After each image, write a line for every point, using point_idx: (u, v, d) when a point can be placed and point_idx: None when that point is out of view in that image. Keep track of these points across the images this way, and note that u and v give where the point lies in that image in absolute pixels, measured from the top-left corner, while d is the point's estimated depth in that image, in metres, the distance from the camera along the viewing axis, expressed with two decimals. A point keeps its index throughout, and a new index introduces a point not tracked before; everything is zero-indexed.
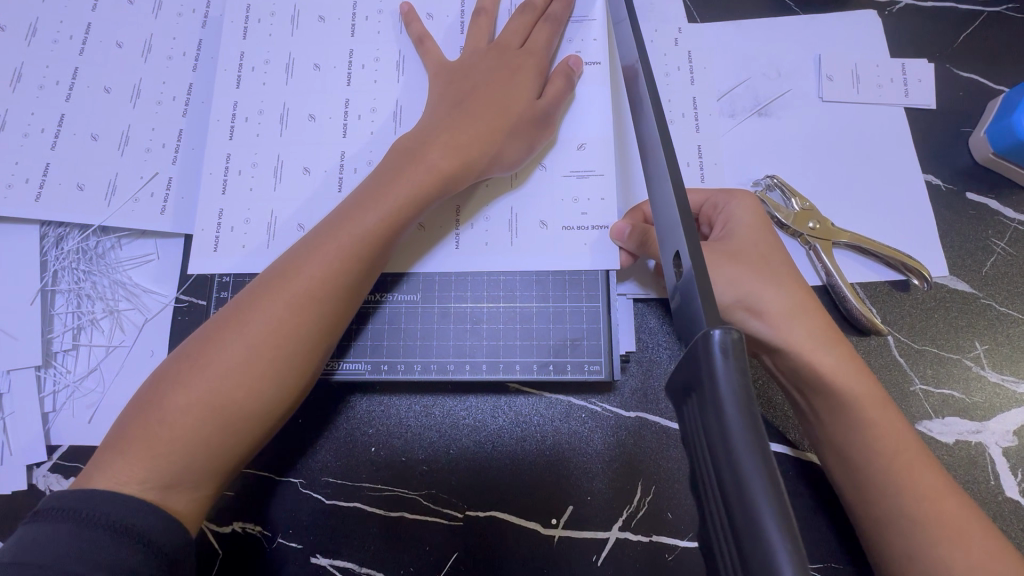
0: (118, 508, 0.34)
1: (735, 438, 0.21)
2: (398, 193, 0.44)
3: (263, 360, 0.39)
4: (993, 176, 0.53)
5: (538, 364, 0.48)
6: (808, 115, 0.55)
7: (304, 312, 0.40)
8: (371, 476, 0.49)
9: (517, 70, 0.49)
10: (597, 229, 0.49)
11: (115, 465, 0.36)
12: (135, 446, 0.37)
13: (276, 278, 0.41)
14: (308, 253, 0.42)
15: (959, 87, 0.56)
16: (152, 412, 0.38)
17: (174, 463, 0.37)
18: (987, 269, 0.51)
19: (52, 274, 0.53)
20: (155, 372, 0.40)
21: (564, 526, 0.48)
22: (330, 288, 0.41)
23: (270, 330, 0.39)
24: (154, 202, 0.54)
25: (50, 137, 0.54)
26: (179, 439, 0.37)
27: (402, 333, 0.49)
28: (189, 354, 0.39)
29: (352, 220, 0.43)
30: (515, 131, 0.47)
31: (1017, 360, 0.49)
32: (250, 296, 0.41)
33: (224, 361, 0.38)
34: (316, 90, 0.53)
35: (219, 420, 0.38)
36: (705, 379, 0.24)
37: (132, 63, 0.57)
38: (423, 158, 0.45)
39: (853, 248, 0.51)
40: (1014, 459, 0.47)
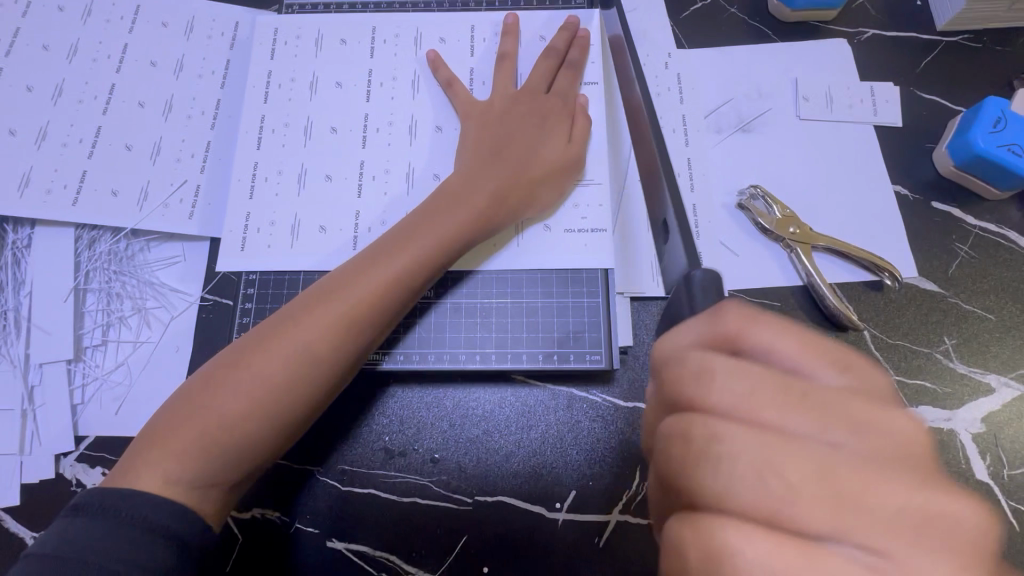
0: (159, 511, 0.37)
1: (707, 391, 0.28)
2: (436, 232, 0.47)
3: (313, 380, 0.42)
4: (955, 187, 0.58)
5: (544, 357, 0.52)
6: (787, 132, 0.60)
7: (353, 336, 0.44)
8: (385, 463, 0.52)
9: (548, 116, 0.54)
10: (595, 232, 0.53)
11: (161, 463, 0.39)
12: (183, 446, 0.39)
13: (326, 295, 0.44)
14: (355, 275, 0.45)
15: (922, 107, 0.61)
16: (201, 413, 0.40)
17: (220, 467, 0.40)
18: (953, 270, 0.56)
19: (85, 274, 0.56)
20: (203, 368, 0.43)
21: (568, 510, 0.51)
22: (373, 314, 0.44)
23: (320, 350, 0.42)
24: (183, 207, 0.57)
25: (87, 148, 0.58)
26: (228, 446, 0.40)
27: (420, 328, 0.53)
28: (239, 358, 0.42)
29: (395, 252, 0.46)
30: (546, 180, 0.52)
31: (982, 353, 0.54)
32: (300, 309, 0.44)
33: (273, 373, 0.41)
34: (338, 105, 0.58)
35: (264, 429, 0.41)
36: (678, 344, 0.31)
37: (165, 80, 0.61)
38: (464, 202, 0.49)
39: (831, 251, 0.56)
40: (982, 445, 0.51)
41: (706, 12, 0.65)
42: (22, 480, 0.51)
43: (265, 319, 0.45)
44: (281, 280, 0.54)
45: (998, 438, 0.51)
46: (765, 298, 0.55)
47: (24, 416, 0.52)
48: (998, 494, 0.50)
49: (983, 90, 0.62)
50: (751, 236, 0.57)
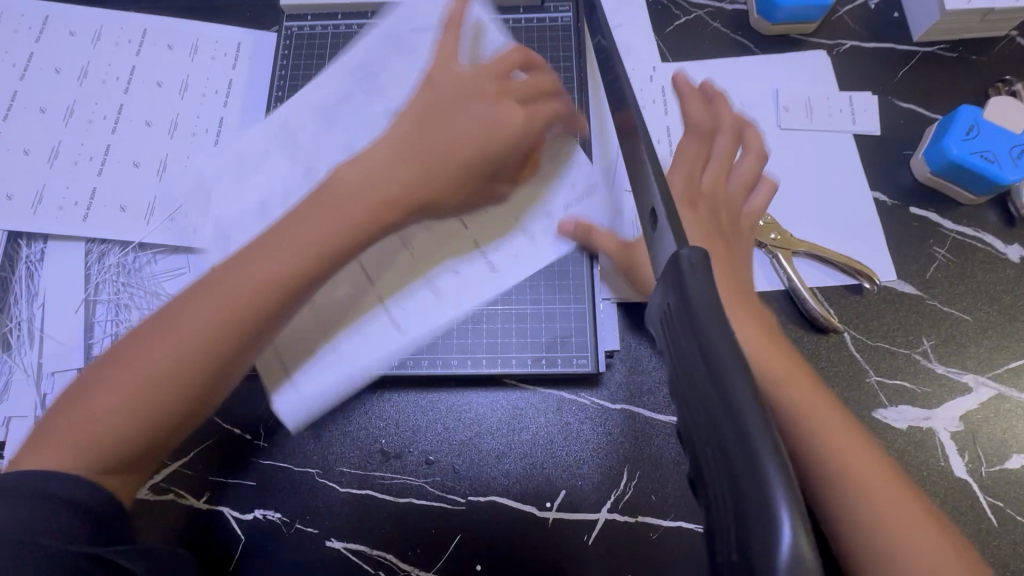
0: (50, 483, 0.39)
1: (736, 398, 0.23)
2: (343, 220, 0.46)
3: (166, 371, 0.42)
4: (932, 192, 0.60)
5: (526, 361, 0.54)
6: (768, 141, 0.62)
7: (223, 329, 0.43)
8: (381, 465, 0.54)
9: (522, 134, 0.55)
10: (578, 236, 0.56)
11: (51, 449, 0.41)
12: (62, 435, 0.41)
13: (206, 288, 0.44)
14: (243, 265, 0.45)
15: (900, 116, 0.63)
16: (87, 405, 0.42)
17: (95, 456, 0.41)
18: (930, 273, 0.57)
19: (94, 286, 0.59)
20: (109, 357, 0.44)
21: (558, 509, 0.52)
22: (255, 307, 0.43)
23: (193, 342, 0.43)
24: (188, 221, 0.60)
25: (96, 165, 0.60)
26: (88, 434, 0.41)
27: (403, 340, 0.54)
28: (134, 348, 0.43)
29: (284, 242, 0.45)
30: (487, 191, 0.51)
31: (959, 354, 0.55)
32: (188, 301, 0.44)
33: (150, 365, 0.42)
34: (336, 122, 0.60)
35: (128, 420, 0.42)
36: (707, 331, 0.25)
37: (170, 100, 0.64)
38: (372, 184, 0.47)
39: (812, 256, 0.57)
40: (961, 443, 0.52)
41: (690, 27, 0.67)
42: None
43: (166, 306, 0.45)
44: None
45: (977, 436, 0.53)
46: None
47: (36, 422, 0.54)
48: (976, 490, 0.51)
49: (959, 99, 0.63)
50: None
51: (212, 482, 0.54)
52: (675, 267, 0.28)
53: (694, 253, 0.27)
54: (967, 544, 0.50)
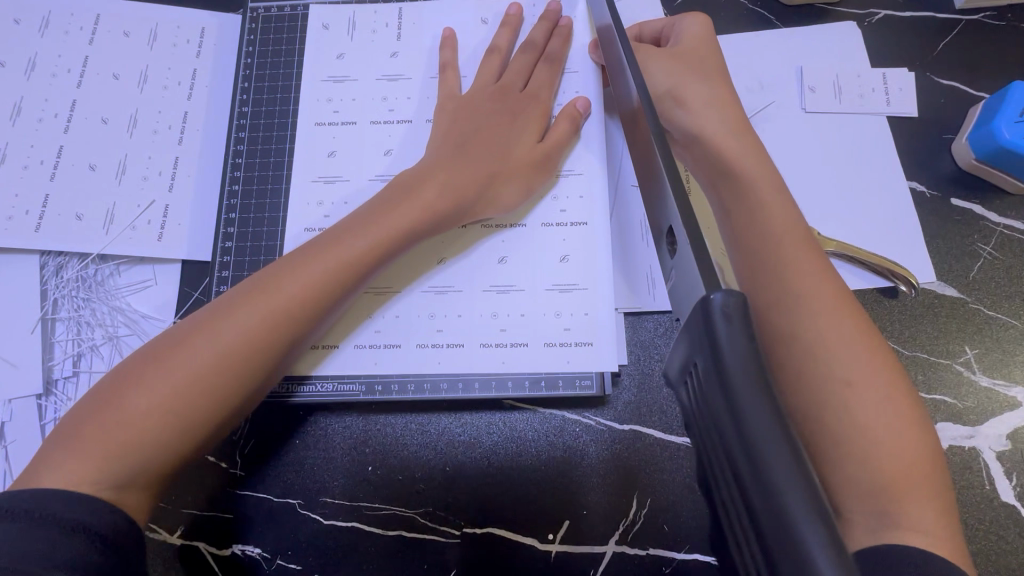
0: (70, 505, 0.35)
1: (792, 512, 0.18)
2: (387, 222, 0.45)
3: (211, 374, 0.39)
4: (976, 181, 0.54)
5: (549, 340, 0.49)
6: (792, 126, 0.56)
7: (274, 330, 0.41)
8: (369, 495, 0.50)
9: (520, 113, 0.52)
10: (574, 229, 0.51)
11: (72, 461, 0.36)
12: (89, 442, 0.37)
13: (252, 289, 0.42)
14: (289, 269, 0.43)
15: (940, 94, 0.56)
16: (116, 408, 0.38)
17: (130, 466, 0.37)
18: (974, 273, 0.51)
19: (53, 302, 0.54)
20: (129, 360, 0.41)
21: (561, 541, 0.48)
22: (305, 307, 0.42)
23: (242, 342, 0.40)
24: (151, 229, 0.55)
25: (49, 169, 0.55)
26: (127, 443, 0.37)
27: (414, 318, 0.50)
28: (163, 352, 0.40)
29: (333, 245, 0.44)
30: (511, 177, 0.50)
31: (1007, 364, 0.49)
32: (227, 305, 0.41)
33: (187, 367, 0.39)
34: (336, 75, 0.57)
35: (164, 425, 0.38)
36: (749, 413, 0.19)
37: (128, 94, 0.58)
38: (420, 193, 0.46)
39: (841, 256, 0.52)
40: (1008, 463, 0.47)
41: None
42: None
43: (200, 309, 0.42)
44: None
45: None
46: None
47: None
48: None
49: (1007, 74, 0.56)
50: None
51: (185, 515, 0.49)
52: (702, 313, 0.22)
53: (729, 299, 0.21)
54: None
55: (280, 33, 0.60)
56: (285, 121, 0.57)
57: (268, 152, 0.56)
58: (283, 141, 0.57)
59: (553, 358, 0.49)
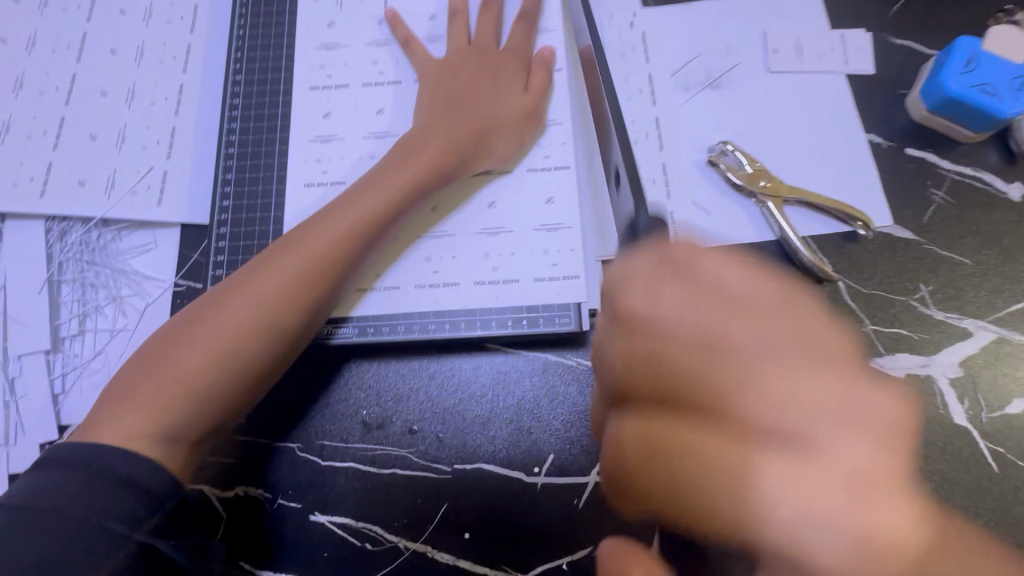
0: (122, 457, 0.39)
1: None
2: (394, 184, 0.50)
3: (251, 331, 0.44)
4: (930, 132, 0.57)
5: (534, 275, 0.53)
6: (756, 85, 0.59)
7: (300, 291, 0.45)
8: (364, 437, 0.52)
9: (501, 70, 0.56)
10: (555, 176, 0.55)
11: (128, 415, 0.41)
12: (145, 398, 0.42)
13: (280, 252, 0.47)
14: (311, 231, 0.47)
15: (895, 53, 0.60)
16: (168, 365, 0.43)
17: (185, 417, 0.42)
18: (928, 216, 0.55)
19: (58, 266, 0.56)
20: (172, 322, 0.45)
21: (546, 474, 0.51)
22: (331, 262, 0.46)
23: (273, 296, 0.45)
24: (151, 194, 0.58)
25: (52, 139, 0.58)
26: (182, 399, 0.42)
27: (407, 262, 0.54)
28: (206, 314, 0.44)
29: (348, 207, 0.49)
30: (500, 130, 0.54)
31: (960, 299, 0.53)
32: (255, 269, 0.46)
33: (230, 325, 0.44)
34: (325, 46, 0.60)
35: (218, 380, 0.43)
36: None
37: (126, 68, 0.61)
38: (422, 156, 0.51)
39: (803, 204, 0.55)
40: (961, 388, 0.51)
41: None
42: (9, 470, 0.52)
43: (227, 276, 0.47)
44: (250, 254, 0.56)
45: (978, 382, 0.51)
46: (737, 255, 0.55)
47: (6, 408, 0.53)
48: (977, 436, 0.50)
49: (958, 32, 0.60)
50: (723, 194, 0.56)
51: None
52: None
53: None
54: (968, 491, 0.49)
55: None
56: (276, 89, 0.60)
57: (261, 117, 0.59)
58: (274, 107, 0.59)
59: (543, 290, 0.52)
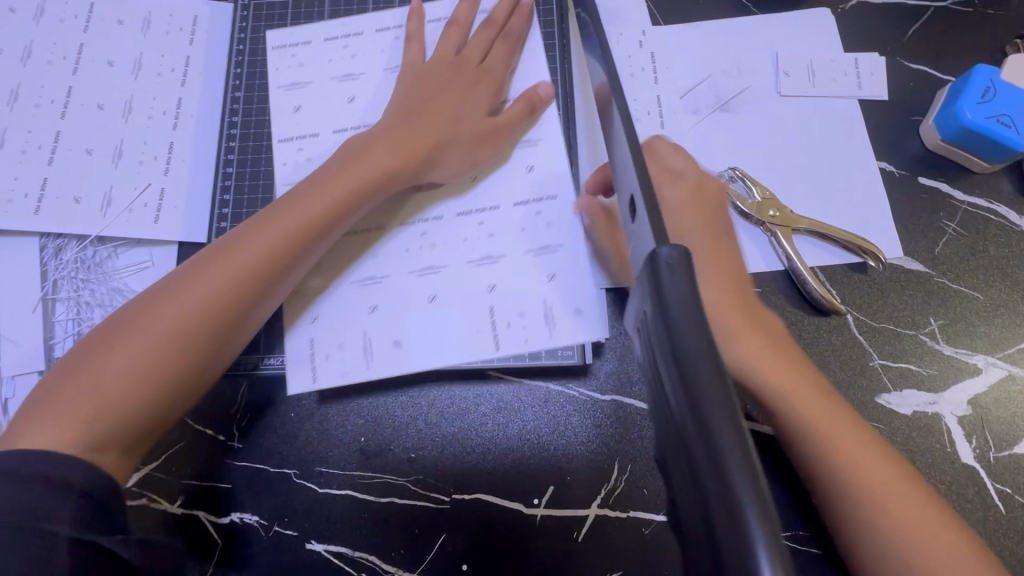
0: None
1: (711, 416, 0.20)
2: (339, 184, 0.48)
3: (182, 334, 0.42)
4: (943, 161, 0.56)
5: (549, 303, 0.51)
6: (767, 109, 0.58)
7: (235, 291, 0.44)
8: (363, 465, 0.52)
9: (473, 78, 0.55)
10: (558, 193, 0.53)
11: (41, 425, 0.39)
12: (66, 406, 0.40)
13: (212, 258, 0.45)
14: (249, 236, 0.45)
15: (909, 78, 0.59)
16: (90, 373, 0.41)
17: (97, 430, 0.40)
18: (939, 249, 0.54)
19: (52, 283, 0.55)
20: (99, 330, 0.43)
21: (546, 505, 0.50)
22: (270, 266, 0.45)
23: (199, 313, 0.43)
24: (148, 212, 0.56)
25: (47, 154, 0.56)
26: (100, 417, 0.40)
27: (405, 284, 0.52)
28: (133, 322, 0.42)
29: (277, 219, 0.46)
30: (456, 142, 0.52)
31: (969, 334, 0.52)
32: (197, 268, 0.44)
33: (156, 333, 0.42)
34: (296, 84, 0.57)
35: (172, 366, 0.42)
36: (688, 354, 0.21)
37: (123, 80, 0.59)
38: (368, 155, 0.49)
39: (812, 233, 0.54)
40: (969, 427, 0.50)
41: None
42: None
43: (164, 277, 0.45)
44: None
45: (986, 421, 0.50)
46: None
47: None
48: (985, 476, 0.49)
49: (974, 58, 0.59)
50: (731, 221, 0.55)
51: (186, 486, 0.51)
52: (650, 263, 0.24)
53: (673, 252, 0.23)
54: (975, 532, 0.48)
55: (270, 15, 0.61)
56: None
57: (261, 136, 0.58)
58: None
59: (566, 319, 0.50)
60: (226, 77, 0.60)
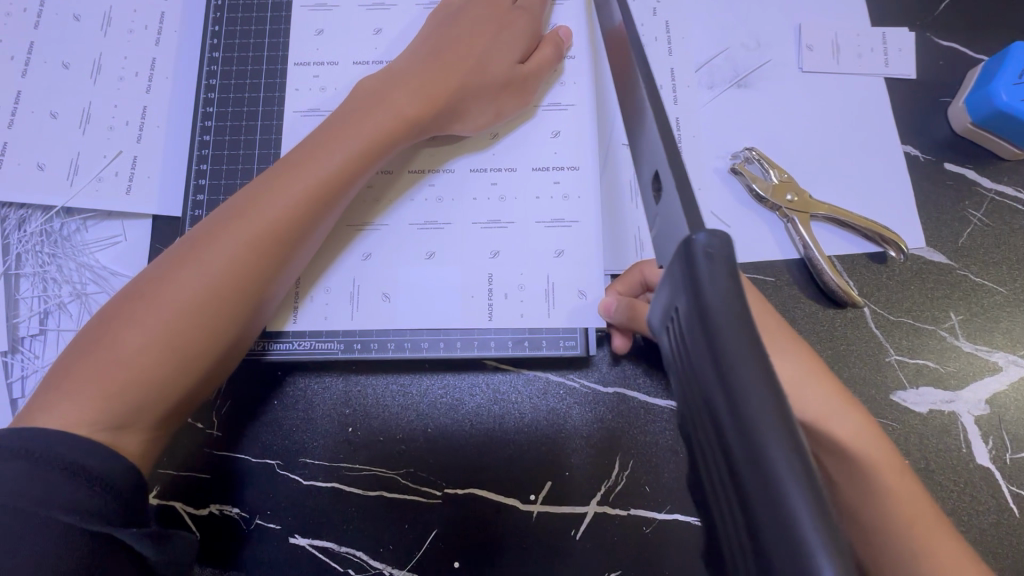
0: (72, 447, 0.34)
1: (765, 440, 0.17)
2: (361, 137, 0.44)
3: (205, 296, 0.39)
4: (971, 146, 0.53)
5: (554, 280, 0.48)
6: (787, 86, 0.54)
7: (258, 252, 0.40)
8: (349, 456, 0.49)
9: (502, 23, 0.51)
10: (567, 170, 0.50)
11: (65, 403, 0.36)
12: (87, 382, 0.36)
13: (225, 219, 0.41)
14: (265, 192, 0.42)
15: (940, 56, 0.55)
16: (107, 345, 0.37)
17: (126, 405, 0.36)
18: (963, 239, 0.51)
19: (16, 257, 0.51)
20: (110, 303, 0.39)
21: (543, 502, 0.48)
22: (292, 228, 0.42)
23: (223, 274, 0.39)
24: (118, 181, 0.52)
25: (6, 116, 0.52)
26: (131, 389, 0.36)
27: (401, 264, 0.49)
28: (147, 290, 0.39)
29: (296, 171, 0.42)
30: (482, 93, 0.48)
31: (991, 330, 0.49)
32: (208, 233, 0.40)
33: (177, 298, 0.38)
34: (323, 5, 0.55)
35: (206, 331, 0.38)
36: (734, 363, 0.18)
37: (91, 37, 0.54)
38: (388, 101, 0.45)
39: (830, 220, 0.51)
40: (985, 427, 0.48)
41: None
42: None
43: (173, 244, 0.41)
44: None
45: (1004, 421, 0.48)
46: (756, 273, 0.51)
47: None
48: (1000, 479, 0.47)
49: (1009, 35, 0.55)
50: (745, 206, 0.52)
51: (162, 476, 0.48)
52: (683, 254, 0.20)
53: (711, 238, 0.20)
54: (988, 536, 0.46)
55: None
56: (259, 69, 0.54)
57: (242, 101, 0.53)
58: (257, 89, 0.54)
59: (569, 300, 0.48)
60: (205, 35, 0.55)
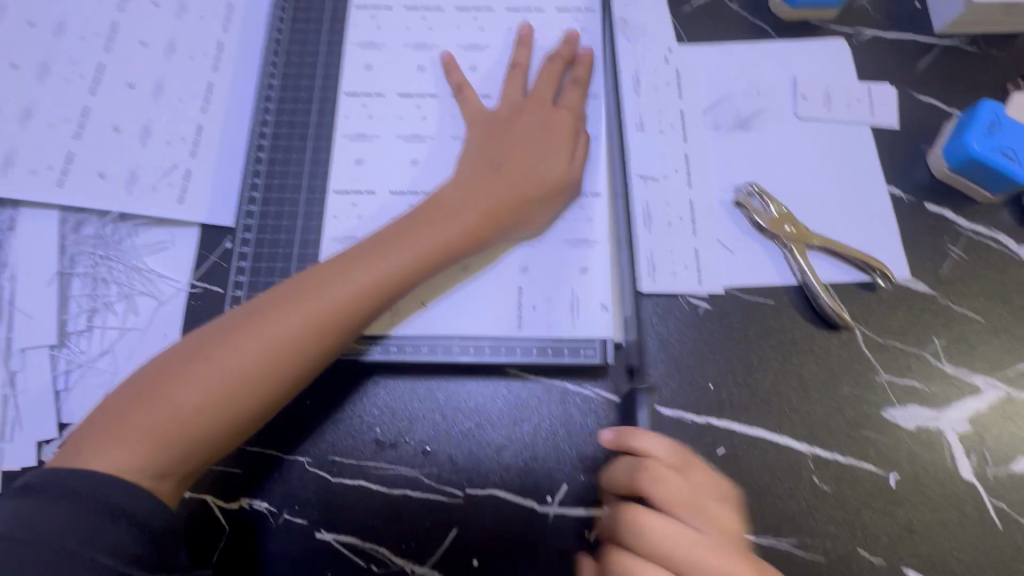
0: (119, 488, 0.38)
1: None
2: (422, 244, 0.49)
3: (257, 369, 0.43)
4: (948, 189, 0.59)
5: (578, 294, 0.55)
6: (784, 130, 0.60)
7: (313, 336, 0.44)
8: (376, 455, 0.52)
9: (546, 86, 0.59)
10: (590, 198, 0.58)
11: (117, 447, 0.39)
12: (139, 430, 0.40)
13: (292, 296, 0.45)
14: (330, 281, 0.46)
15: (919, 109, 0.62)
16: (164, 397, 0.41)
17: (171, 456, 0.40)
18: (943, 271, 0.56)
19: (70, 258, 0.55)
20: (172, 351, 0.44)
21: (559, 503, 0.51)
22: (348, 317, 0.45)
23: (276, 350, 0.43)
24: (172, 191, 0.56)
25: (74, 128, 0.56)
26: (178, 441, 0.41)
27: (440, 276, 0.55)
28: (208, 350, 0.43)
29: (358, 268, 0.47)
30: (535, 202, 0.54)
31: (970, 354, 0.54)
32: (272, 308, 0.44)
33: (233, 365, 0.42)
34: (371, 43, 0.61)
35: (253, 401, 0.43)
36: None
37: (155, 61, 0.60)
38: (456, 217, 0.50)
39: (826, 251, 0.56)
40: (968, 444, 0.52)
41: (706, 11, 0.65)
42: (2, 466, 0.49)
43: (239, 307, 0.46)
44: (272, 266, 0.55)
45: (985, 438, 0.52)
46: (759, 296, 0.55)
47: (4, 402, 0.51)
48: (983, 493, 0.50)
49: (980, 93, 0.62)
50: (748, 235, 0.57)
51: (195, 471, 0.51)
52: None
53: None
54: (972, 545, 0.49)
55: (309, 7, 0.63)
56: (310, 96, 0.60)
57: (293, 124, 0.59)
58: (307, 114, 0.59)
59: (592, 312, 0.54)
60: (261, 64, 0.61)
